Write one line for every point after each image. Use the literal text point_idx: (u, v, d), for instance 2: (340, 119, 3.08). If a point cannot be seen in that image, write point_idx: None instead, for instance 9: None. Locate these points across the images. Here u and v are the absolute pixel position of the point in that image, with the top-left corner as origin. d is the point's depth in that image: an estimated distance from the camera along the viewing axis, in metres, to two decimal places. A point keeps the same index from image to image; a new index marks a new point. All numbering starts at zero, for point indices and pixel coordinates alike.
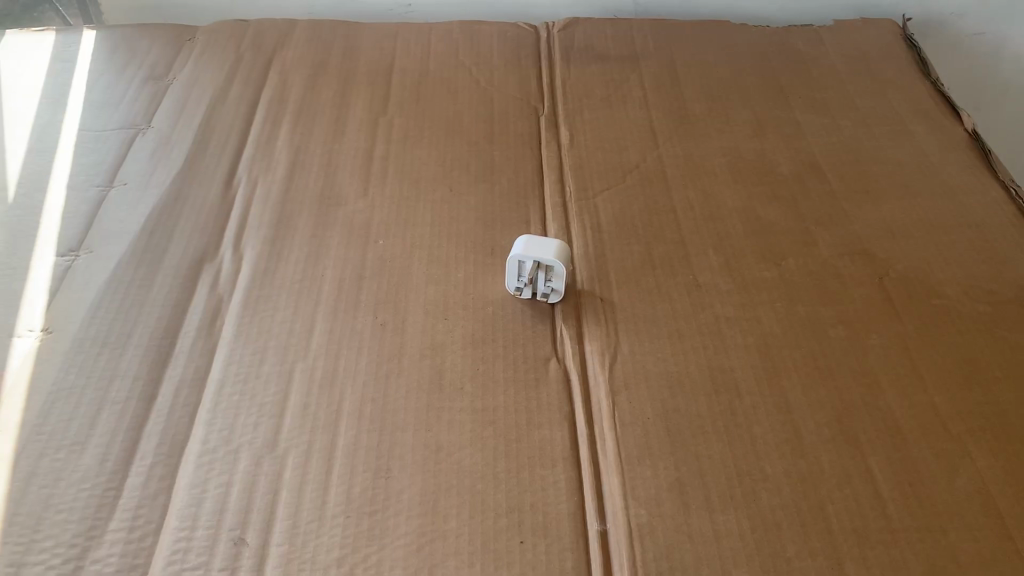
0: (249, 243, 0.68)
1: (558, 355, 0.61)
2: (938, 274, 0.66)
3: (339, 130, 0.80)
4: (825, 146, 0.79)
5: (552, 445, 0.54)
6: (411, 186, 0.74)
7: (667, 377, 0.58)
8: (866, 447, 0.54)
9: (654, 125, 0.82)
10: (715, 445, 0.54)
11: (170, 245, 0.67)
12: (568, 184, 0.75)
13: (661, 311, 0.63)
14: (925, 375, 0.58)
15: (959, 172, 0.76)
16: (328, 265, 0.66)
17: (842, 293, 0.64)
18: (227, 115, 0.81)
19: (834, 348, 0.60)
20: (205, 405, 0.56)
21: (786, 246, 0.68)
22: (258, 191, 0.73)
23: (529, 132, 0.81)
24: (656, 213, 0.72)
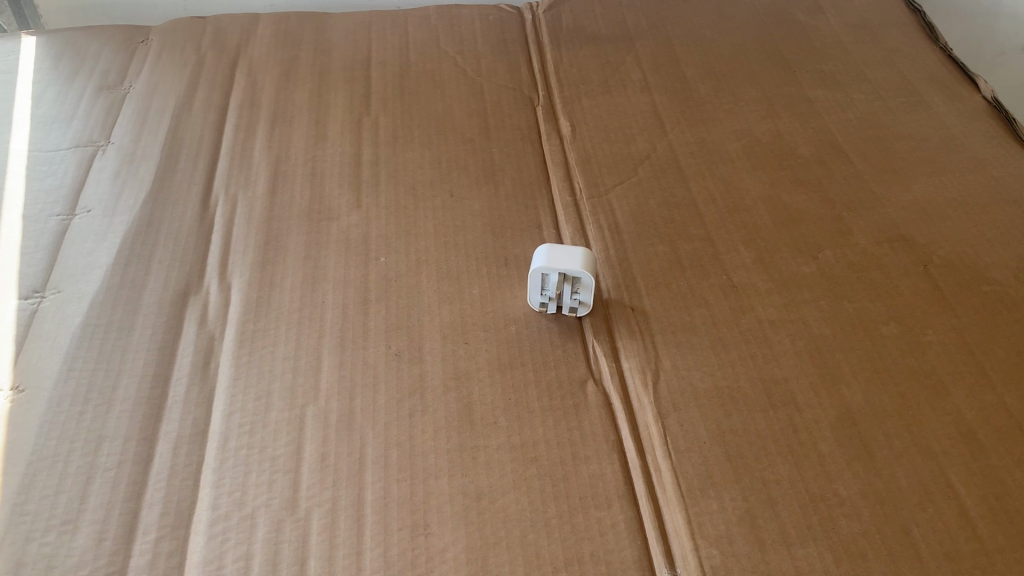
0: (236, 270, 0.61)
1: (594, 375, 0.55)
2: (984, 256, 0.62)
3: (321, 134, 0.73)
4: (841, 122, 0.75)
5: (604, 482, 0.49)
6: (407, 192, 0.68)
7: (717, 394, 0.53)
8: (942, 458, 0.50)
9: (659, 110, 0.76)
10: (782, 468, 0.49)
11: (148, 278, 0.60)
12: (577, 182, 0.69)
13: (699, 318, 0.58)
14: (991, 372, 0.54)
15: (987, 142, 0.72)
16: (327, 289, 0.60)
17: (887, 286, 0.60)
18: (196, 125, 0.73)
19: (889, 348, 0.56)
20: (210, 464, 0.50)
21: (819, 237, 0.64)
22: (240, 209, 0.66)
23: (527, 125, 0.75)
24: (676, 208, 0.67)
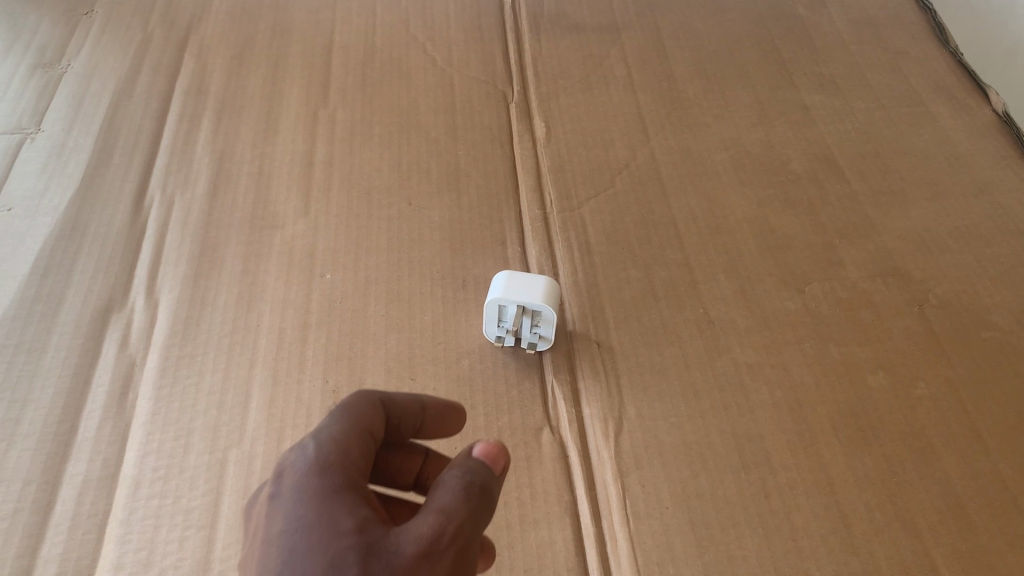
0: (166, 284, 0.56)
1: (551, 423, 0.50)
2: (985, 295, 0.56)
3: (272, 128, 0.67)
4: (838, 134, 0.69)
5: (553, 552, 0.44)
6: (361, 198, 0.62)
7: (685, 451, 0.48)
8: (928, 535, 0.45)
9: (643, 113, 0.70)
10: (750, 542, 0.45)
11: (68, 291, 0.55)
12: (548, 192, 0.64)
13: (671, 358, 0.53)
14: (985, 435, 0.49)
15: (995, 162, 0.66)
16: (263, 311, 0.55)
17: (877, 328, 0.55)
18: (135, 114, 0.67)
19: (876, 402, 0.51)
20: (118, 514, 0.45)
21: (807, 267, 0.58)
22: (176, 213, 0.60)
23: (497, 125, 0.69)
24: (654, 226, 0.61)
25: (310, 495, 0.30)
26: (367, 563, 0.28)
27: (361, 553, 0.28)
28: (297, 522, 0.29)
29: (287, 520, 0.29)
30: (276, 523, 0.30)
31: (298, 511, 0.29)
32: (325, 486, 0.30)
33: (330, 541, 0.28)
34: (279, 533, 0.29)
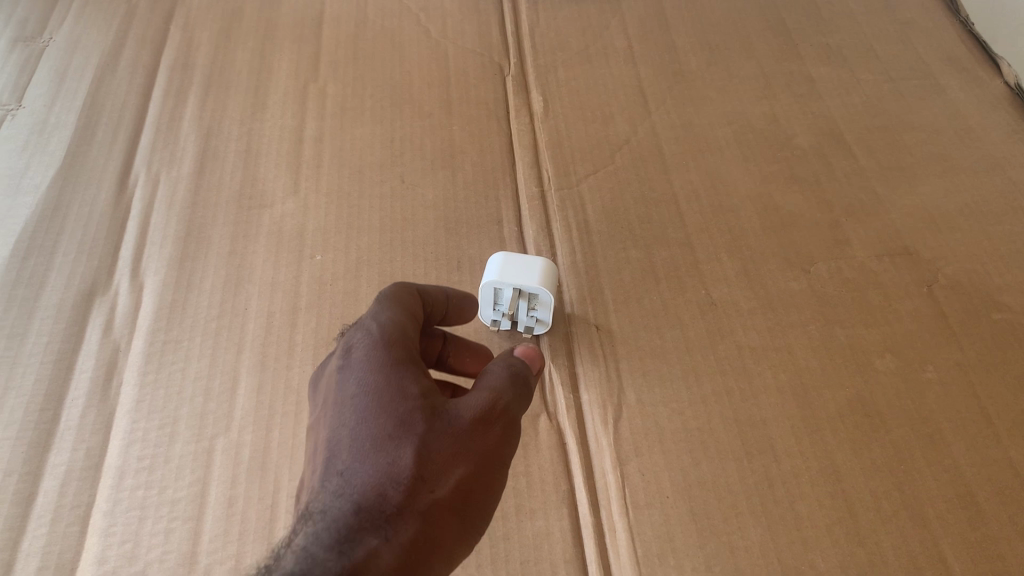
0: (151, 267, 0.54)
1: (548, 408, 0.49)
2: (996, 275, 0.55)
3: (260, 104, 0.65)
4: (845, 108, 0.67)
5: (550, 543, 0.43)
6: (353, 175, 0.60)
7: (686, 437, 0.47)
8: (936, 525, 0.44)
9: (643, 86, 0.68)
10: (753, 532, 0.43)
11: (49, 274, 0.53)
12: (545, 169, 0.62)
13: (671, 342, 0.51)
14: (996, 421, 0.48)
15: (1007, 137, 0.64)
16: (251, 294, 0.53)
17: (884, 309, 0.53)
18: (119, 89, 0.65)
19: (883, 386, 0.49)
20: (101, 505, 0.44)
21: (812, 247, 0.57)
22: (162, 192, 0.58)
23: (493, 99, 0.67)
24: (655, 204, 0.59)
25: (377, 364, 0.35)
26: (432, 421, 0.35)
27: (426, 414, 0.35)
28: (368, 385, 0.35)
29: (360, 385, 0.35)
30: (348, 388, 0.35)
31: (368, 378, 0.35)
32: (391, 357, 0.36)
33: (399, 402, 0.34)
34: (352, 395, 0.35)
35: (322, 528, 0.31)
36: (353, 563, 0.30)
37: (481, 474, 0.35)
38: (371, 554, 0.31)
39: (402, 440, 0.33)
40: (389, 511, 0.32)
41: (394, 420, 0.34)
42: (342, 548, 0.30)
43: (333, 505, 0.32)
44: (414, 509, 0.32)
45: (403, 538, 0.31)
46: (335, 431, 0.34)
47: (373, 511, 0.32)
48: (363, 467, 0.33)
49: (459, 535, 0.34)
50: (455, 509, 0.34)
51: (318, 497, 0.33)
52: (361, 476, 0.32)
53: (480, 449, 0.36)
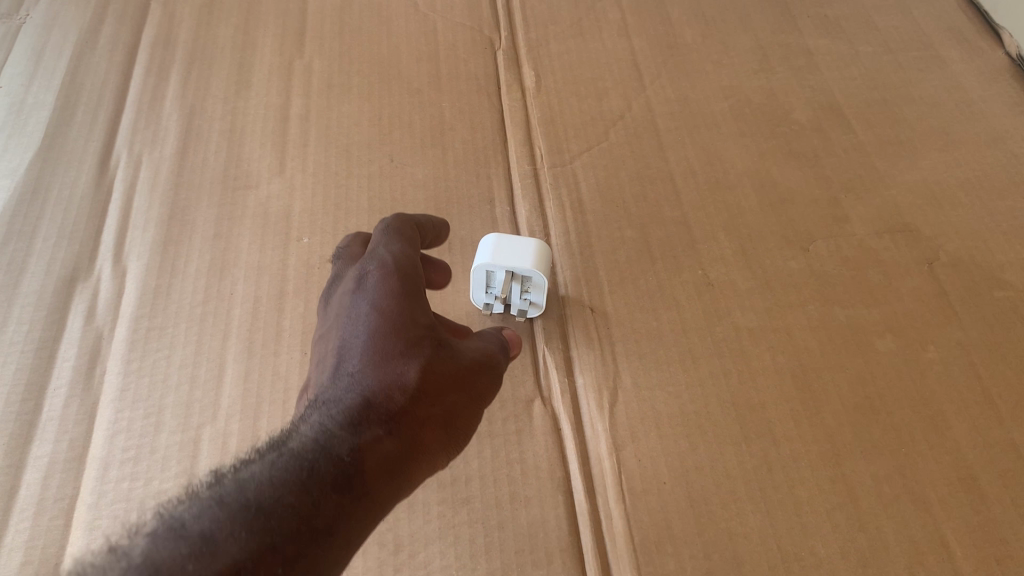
0: (134, 251, 0.53)
1: (543, 393, 0.48)
2: (998, 252, 0.53)
3: (245, 81, 0.63)
4: (844, 80, 0.65)
5: (545, 532, 0.42)
6: (340, 154, 0.59)
7: (683, 422, 0.46)
8: (938, 509, 0.43)
9: (638, 59, 0.67)
10: (752, 519, 0.43)
11: (29, 260, 0.52)
12: (538, 147, 0.60)
13: (668, 324, 0.50)
14: (998, 401, 0.47)
15: (1009, 109, 0.62)
16: (237, 278, 0.52)
17: (885, 288, 0.52)
18: (99, 67, 0.63)
19: (884, 367, 0.48)
20: (85, 498, 0.43)
21: (811, 224, 0.56)
22: (144, 174, 0.57)
23: (484, 74, 0.65)
24: (650, 182, 0.58)
25: (392, 287, 0.40)
26: (436, 347, 0.39)
27: (432, 341, 0.39)
28: (383, 303, 0.39)
29: (372, 303, 0.39)
30: (362, 305, 0.39)
31: (381, 298, 0.39)
32: (404, 283, 0.40)
33: (406, 322, 0.39)
34: (366, 310, 0.39)
35: (333, 410, 0.35)
36: (360, 441, 0.34)
37: (467, 400, 0.40)
38: (375, 438, 0.34)
39: (405, 356, 0.38)
40: (394, 411, 0.36)
41: (401, 336, 0.38)
42: (355, 427, 0.34)
43: (346, 396, 0.36)
44: (411, 413, 0.37)
45: (399, 433, 0.36)
46: (346, 340, 0.38)
47: (382, 408, 0.36)
48: (375, 371, 0.37)
49: (443, 448, 0.38)
50: (443, 422, 0.38)
51: (327, 390, 0.37)
52: (368, 377, 0.36)
53: (468, 378, 0.40)
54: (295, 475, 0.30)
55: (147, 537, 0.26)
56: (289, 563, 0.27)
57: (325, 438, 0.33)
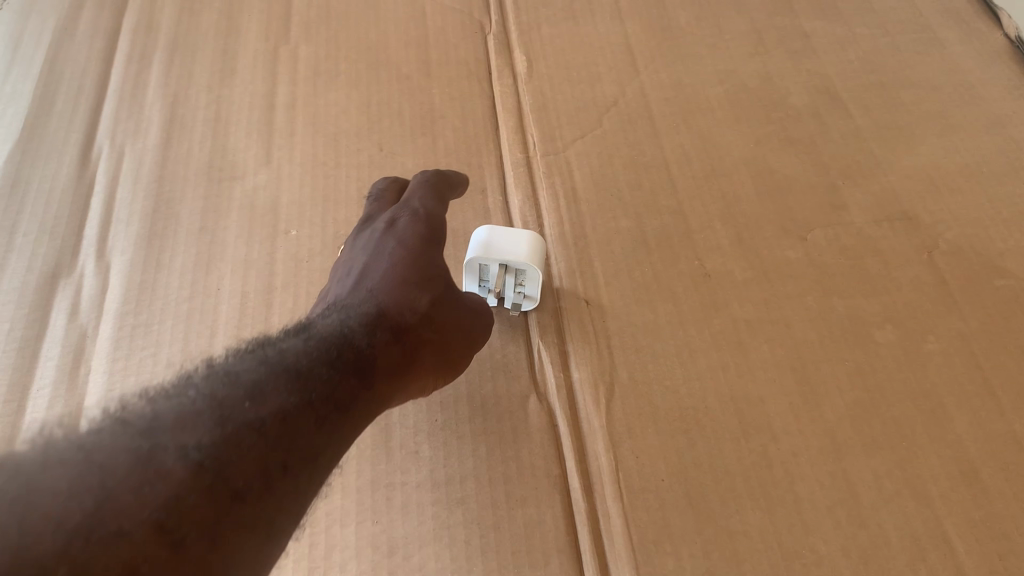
0: (116, 247, 0.52)
1: (538, 389, 0.47)
2: (999, 239, 0.52)
3: (229, 68, 0.62)
4: (840, 63, 0.64)
5: (543, 532, 0.42)
6: (327, 144, 0.57)
7: (681, 418, 0.45)
8: (939, 504, 0.42)
9: (631, 43, 0.65)
10: (752, 516, 0.42)
11: (10, 257, 0.50)
12: (530, 135, 0.59)
13: (664, 317, 0.49)
14: (1000, 393, 0.46)
15: (1009, 92, 0.61)
16: (223, 273, 0.50)
17: (884, 278, 0.51)
18: (78, 55, 0.61)
19: (884, 358, 0.48)
20: None
21: (809, 212, 0.55)
22: (126, 166, 0.55)
23: (475, 60, 0.64)
24: (645, 169, 0.57)
25: (420, 234, 0.45)
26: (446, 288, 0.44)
27: (445, 283, 0.44)
28: (410, 244, 0.44)
29: (400, 242, 0.44)
30: (389, 244, 0.44)
31: (408, 241, 0.44)
32: (430, 233, 0.45)
33: (424, 263, 0.43)
34: (391, 248, 0.44)
35: (354, 312, 0.39)
36: (376, 341, 0.37)
37: (466, 339, 0.43)
38: (388, 342, 0.38)
39: (420, 288, 0.42)
40: (406, 323, 0.40)
41: (419, 274, 0.42)
42: (371, 327, 0.38)
43: (367, 302, 0.40)
44: (420, 331, 0.40)
45: (409, 344, 0.39)
46: (371, 264, 0.43)
47: (395, 316, 0.40)
48: (394, 289, 0.41)
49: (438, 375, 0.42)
50: (443, 351, 0.42)
51: (346, 298, 0.40)
52: (387, 294, 0.40)
53: (470, 322, 0.44)
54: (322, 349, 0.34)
55: (204, 375, 0.29)
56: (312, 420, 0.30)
57: (350, 330, 0.37)
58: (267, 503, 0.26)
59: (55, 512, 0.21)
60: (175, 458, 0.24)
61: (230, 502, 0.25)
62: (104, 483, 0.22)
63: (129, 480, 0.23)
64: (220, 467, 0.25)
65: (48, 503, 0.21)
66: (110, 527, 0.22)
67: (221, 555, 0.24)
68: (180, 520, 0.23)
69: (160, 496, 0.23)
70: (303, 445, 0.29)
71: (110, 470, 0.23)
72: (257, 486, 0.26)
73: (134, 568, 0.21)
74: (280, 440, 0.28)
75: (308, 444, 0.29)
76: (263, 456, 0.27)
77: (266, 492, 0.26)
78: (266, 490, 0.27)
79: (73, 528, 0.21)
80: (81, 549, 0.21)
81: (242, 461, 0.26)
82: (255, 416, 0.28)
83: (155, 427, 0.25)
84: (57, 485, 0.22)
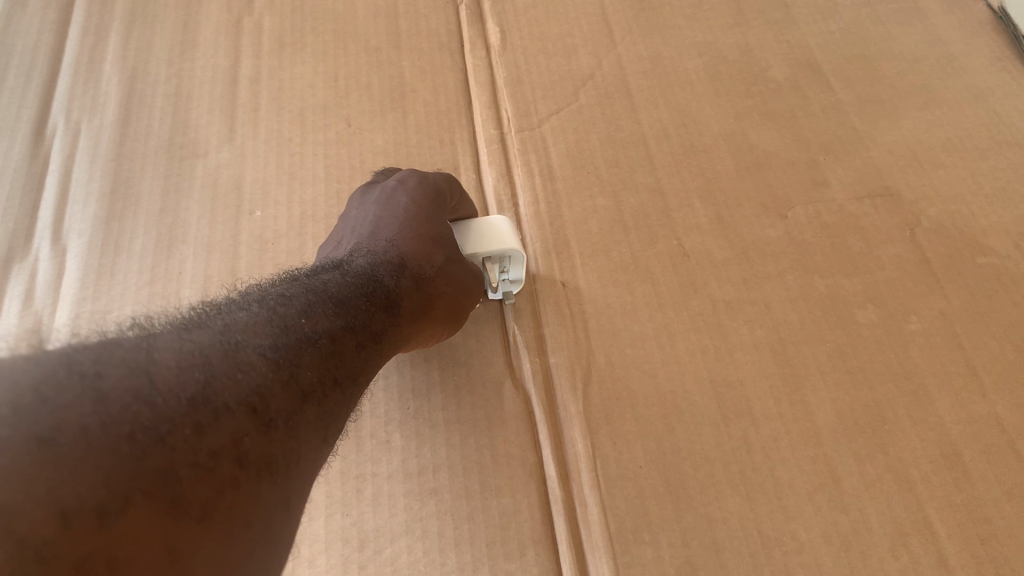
0: (76, 228, 0.49)
1: (513, 374, 0.46)
2: (982, 215, 0.51)
3: (190, 39, 0.59)
4: (821, 35, 0.63)
5: (517, 522, 0.41)
6: (293, 120, 0.55)
7: (659, 403, 0.44)
8: (921, 488, 0.41)
9: (608, 14, 0.63)
10: (731, 503, 0.41)
11: None
12: (505, 109, 0.57)
13: (642, 299, 0.48)
14: (982, 373, 0.45)
15: (992, 64, 0.60)
16: (186, 255, 0.49)
17: (866, 256, 0.50)
18: (30, 27, 0.59)
19: (865, 340, 0.47)
20: None
21: (789, 188, 0.53)
22: (83, 143, 0.53)
23: (446, 32, 0.62)
24: (621, 145, 0.55)
25: (430, 193, 0.44)
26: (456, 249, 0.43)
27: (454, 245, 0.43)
28: (421, 201, 0.43)
29: (411, 197, 0.43)
30: (399, 198, 0.44)
31: (419, 196, 0.43)
32: (438, 193, 0.44)
33: (436, 223, 0.43)
34: (404, 199, 0.43)
35: (377, 257, 0.39)
36: (401, 285, 0.38)
37: (474, 295, 0.43)
38: (411, 288, 0.39)
39: (435, 241, 0.42)
40: (423, 276, 0.40)
41: (434, 227, 0.42)
42: (395, 276, 0.38)
43: (388, 253, 0.40)
44: (437, 282, 0.41)
45: (430, 292, 0.40)
46: (384, 217, 0.42)
47: (414, 270, 0.40)
48: (409, 244, 0.41)
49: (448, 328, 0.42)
50: (457, 303, 0.42)
51: (365, 245, 0.41)
52: (405, 242, 0.41)
53: (478, 282, 0.44)
54: (355, 294, 0.35)
55: (257, 302, 0.30)
56: (345, 358, 0.31)
57: (378, 272, 0.38)
58: (326, 407, 0.29)
59: (176, 380, 0.22)
60: (257, 354, 0.26)
61: (302, 400, 0.27)
62: (207, 361, 0.24)
63: (226, 364, 0.25)
64: (292, 368, 0.27)
65: (167, 373, 0.22)
66: (218, 402, 0.23)
67: (296, 444, 0.26)
68: (268, 405, 0.25)
69: (252, 383, 0.25)
70: (338, 377, 0.30)
71: (210, 354, 0.24)
72: (319, 391, 0.28)
73: (239, 441, 0.23)
74: (330, 356, 0.30)
75: (351, 364, 0.32)
76: (319, 366, 0.29)
77: (325, 397, 0.29)
78: (325, 397, 0.29)
79: (192, 396, 0.23)
80: (200, 417, 0.22)
81: (307, 367, 0.28)
82: (311, 332, 0.30)
83: (232, 329, 0.27)
84: (168, 359, 0.23)
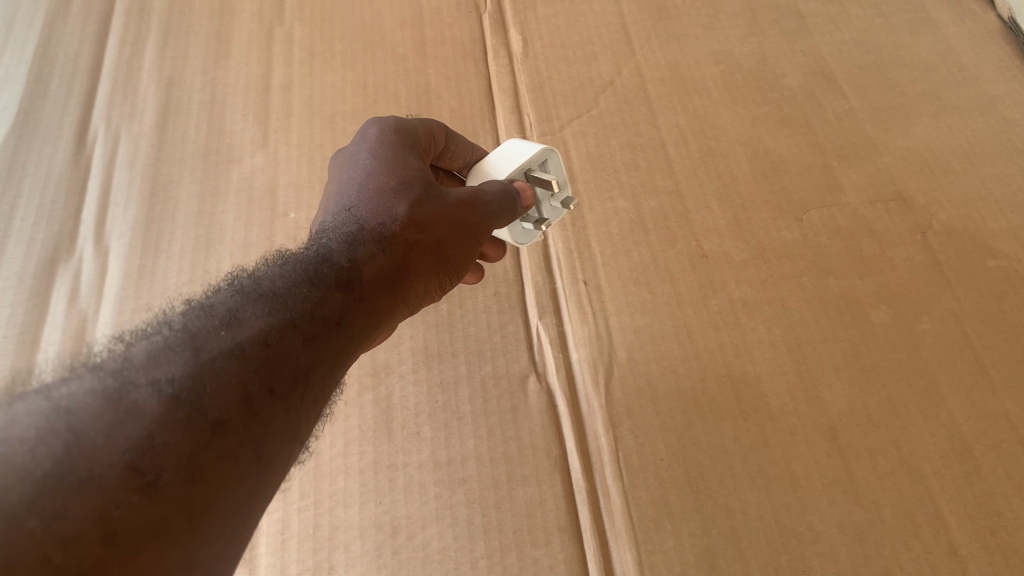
0: (115, 230, 0.52)
1: (537, 369, 0.48)
2: (992, 220, 0.53)
3: (224, 49, 0.61)
4: (836, 44, 0.64)
5: (543, 511, 0.42)
6: (324, 126, 0.57)
7: (679, 398, 0.46)
8: (933, 481, 0.43)
9: (627, 23, 0.65)
10: (749, 494, 0.43)
11: (8, 242, 0.50)
12: (528, 115, 0.59)
13: (662, 298, 0.50)
14: (992, 371, 0.46)
15: (1004, 73, 0.61)
16: (223, 256, 0.51)
17: (878, 258, 0.52)
18: (73, 37, 0.61)
19: (878, 338, 0.48)
20: None
21: (805, 193, 0.55)
22: (122, 149, 0.55)
23: (471, 40, 0.64)
24: (640, 150, 0.57)
25: (387, 145, 0.44)
26: (427, 187, 0.42)
27: (425, 183, 0.42)
28: (376, 156, 0.43)
29: (370, 156, 0.43)
30: (360, 158, 0.43)
31: (378, 153, 0.43)
32: (398, 141, 0.44)
33: (399, 169, 0.42)
34: (363, 157, 0.43)
35: (333, 230, 0.38)
36: (356, 256, 0.36)
37: (465, 230, 0.41)
38: (372, 253, 0.37)
39: (399, 191, 0.41)
40: (384, 234, 0.39)
41: (395, 178, 0.42)
42: (350, 246, 0.37)
43: (344, 226, 0.38)
44: (404, 235, 0.39)
45: (396, 252, 0.38)
46: (346, 185, 0.42)
47: (372, 231, 0.38)
48: (368, 206, 0.40)
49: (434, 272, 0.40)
50: (437, 250, 0.40)
51: (327, 220, 0.41)
52: (363, 207, 0.40)
53: (471, 206, 0.42)
54: (294, 284, 0.32)
55: (177, 317, 0.27)
56: (281, 357, 0.28)
57: (328, 251, 0.36)
58: (251, 427, 0.25)
59: (23, 460, 0.19)
60: (149, 394, 0.23)
61: (213, 431, 0.24)
62: (72, 425, 0.21)
63: (101, 420, 0.21)
64: (196, 401, 0.24)
65: (15, 452, 0.20)
66: (82, 471, 0.20)
67: (202, 489, 0.22)
68: (154, 461, 0.22)
69: (136, 432, 0.22)
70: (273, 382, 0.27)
71: (78, 411, 0.21)
72: (239, 414, 0.25)
73: (108, 516, 0.20)
74: (259, 364, 0.27)
75: (292, 366, 0.28)
76: (244, 376, 0.26)
77: (252, 413, 0.25)
78: (251, 415, 0.25)
79: (43, 477, 0.20)
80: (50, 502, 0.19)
81: (219, 392, 0.25)
82: (232, 343, 0.27)
83: (125, 368, 0.23)
84: (25, 430, 0.20)
